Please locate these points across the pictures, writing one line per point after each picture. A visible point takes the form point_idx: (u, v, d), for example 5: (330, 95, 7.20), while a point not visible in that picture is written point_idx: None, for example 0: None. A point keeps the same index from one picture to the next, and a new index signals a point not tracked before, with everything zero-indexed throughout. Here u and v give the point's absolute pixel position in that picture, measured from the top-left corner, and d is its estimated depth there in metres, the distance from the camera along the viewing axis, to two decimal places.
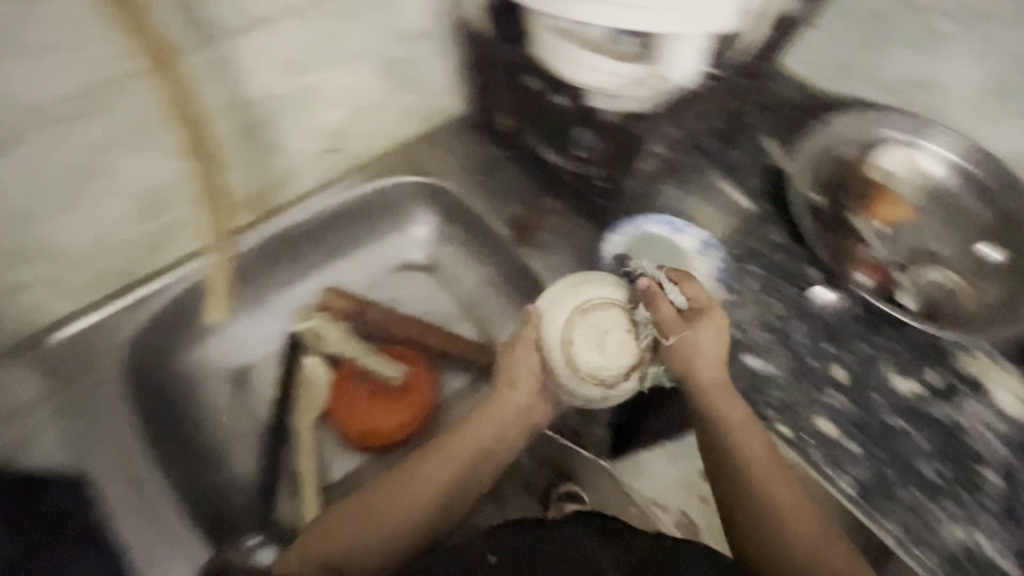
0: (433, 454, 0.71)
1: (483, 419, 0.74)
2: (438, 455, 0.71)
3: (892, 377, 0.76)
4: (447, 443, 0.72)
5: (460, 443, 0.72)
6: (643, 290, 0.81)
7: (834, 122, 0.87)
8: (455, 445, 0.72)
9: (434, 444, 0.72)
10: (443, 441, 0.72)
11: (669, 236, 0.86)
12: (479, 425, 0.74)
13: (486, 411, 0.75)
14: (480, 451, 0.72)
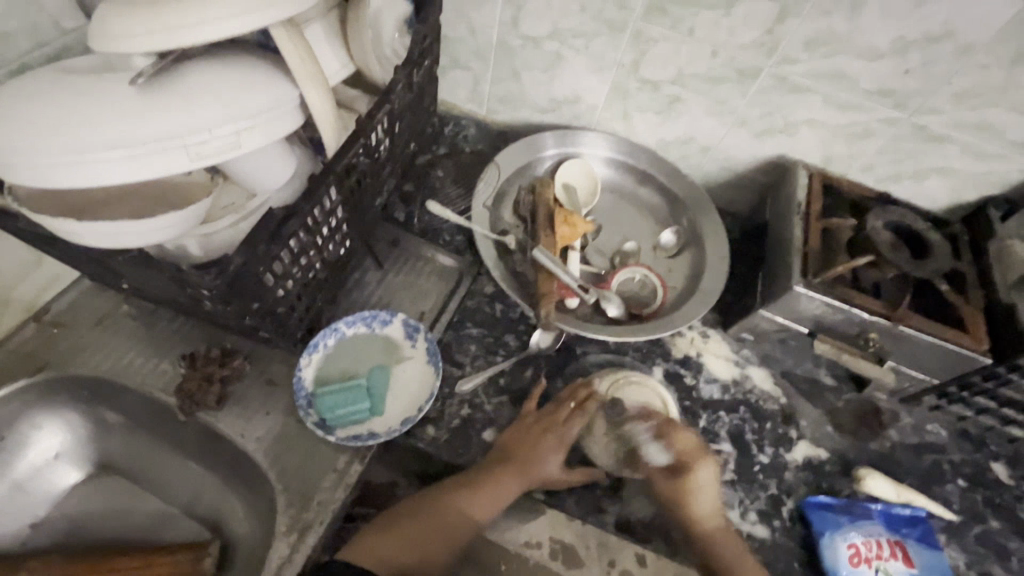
0: (402, 523, 0.56)
1: (520, 442, 0.61)
2: (420, 515, 0.56)
3: (827, 386, 0.74)
4: (417, 514, 0.57)
5: (441, 510, 0.56)
6: (364, 407, 0.61)
7: (543, 136, 0.85)
8: (433, 513, 0.56)
9: (392, 517, 0.56)
10: (402, 520, 0.56)
11: (674, 282, 0.79)
12: (484, 497, 0.57)
13: (524, 435, 0.62)
14: (471, 526, 0.56)
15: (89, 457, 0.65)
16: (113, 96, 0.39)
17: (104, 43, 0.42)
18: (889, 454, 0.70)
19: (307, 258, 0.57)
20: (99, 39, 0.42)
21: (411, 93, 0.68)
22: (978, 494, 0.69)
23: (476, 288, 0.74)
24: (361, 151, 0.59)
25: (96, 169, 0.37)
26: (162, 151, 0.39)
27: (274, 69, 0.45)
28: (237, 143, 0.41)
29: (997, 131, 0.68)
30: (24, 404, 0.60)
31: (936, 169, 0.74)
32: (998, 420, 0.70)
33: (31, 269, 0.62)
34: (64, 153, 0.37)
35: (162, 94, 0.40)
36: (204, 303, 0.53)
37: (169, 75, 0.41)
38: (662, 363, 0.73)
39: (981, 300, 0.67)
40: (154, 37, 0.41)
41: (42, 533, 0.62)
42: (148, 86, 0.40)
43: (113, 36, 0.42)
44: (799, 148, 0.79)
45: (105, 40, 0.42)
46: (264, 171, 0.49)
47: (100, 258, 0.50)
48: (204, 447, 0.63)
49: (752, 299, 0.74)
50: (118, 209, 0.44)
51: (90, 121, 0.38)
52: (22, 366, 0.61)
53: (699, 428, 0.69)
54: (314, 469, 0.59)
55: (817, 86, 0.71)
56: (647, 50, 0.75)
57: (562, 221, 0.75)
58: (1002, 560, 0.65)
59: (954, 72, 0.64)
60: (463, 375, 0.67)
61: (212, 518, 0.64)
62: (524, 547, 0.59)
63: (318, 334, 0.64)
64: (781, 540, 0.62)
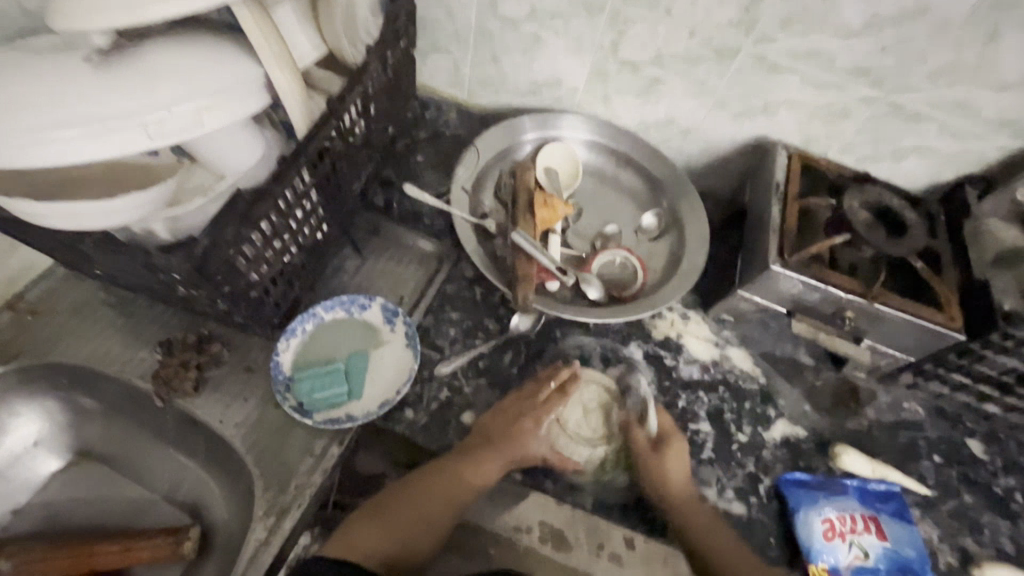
0: (387, 511, 0.55)
1: (499, 425, 0.61)
2: (404, 500, 0.56)
3: (806, 365, 0.75)
4: (400, 500, 0.56)
5: (423, 497, 0.56)
6: (342, 391, 0.61)
7: (524, 119, 0.84)
8: (418, 500, 0.56)
9: (375, 504, 0.56)
10: (385, 506, 0.55)
11: (656, 264, 0.79)
12: (465, 483, 0.57)
13: (502, 418, 0.62)
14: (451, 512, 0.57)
15: (68, 445, 0.65)
16: (69, 74, 0.39)
17: (62, 22, 0.41)
18: (866, 431, 0.71)
19: (281, 242, 0.57)
20: (56, 18, 0.41)
21: (386, 75, 0.67)
22: (953, 470, 0.70)
23: (456, 272, 0.74)
24: (334, 133, 0.58)
25: (54, 148, 0.37)
26: (121, 130, 0.38)
27: (237, 48, 0.45)
28: (198, 122, 0.41)
29: (972, 109, 0.68)
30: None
31: (914, 148, 0.74)
32: (974, 397, 0.71)
33: (3, 256, 0.61)
34: (21, 132, 0.36)
35: (121, 73, 0.39)
36: (176, 288, 0.53)
37: (129, 55, 0.41)
38: (642, 345, 0.73)
39: (957, 277, 0.68)
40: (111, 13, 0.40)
41: (23, 520, 0.63)
42: (107, 66, 0.39)
43: (69, 14, 0.41)
44: (779, 129, 0.79)
45: (62, 19, 0.41)
46: (232, 152, 0.49)
47: (68, 243, 0.50)
48: (182, 434, 0.63)
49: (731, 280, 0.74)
50: (82, 191, 0.44)
51: (46, 100, 0.37)
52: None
53: (678, 407, 0.69)
54: (293, 453, 0.59)
55: (794, 66, 0.71)
56: (625, 31, 0.75)
57: (542, 204, 0.74)
58: (974, 533, 0.66)
59: (929, 49, 0.64)
60: (443, 358, 0.67)
61: (193, 503, 0.64)
62: (514, 532, 0.59)
63: (296, 319, 0.64)
64: (757, 515, 0.63)
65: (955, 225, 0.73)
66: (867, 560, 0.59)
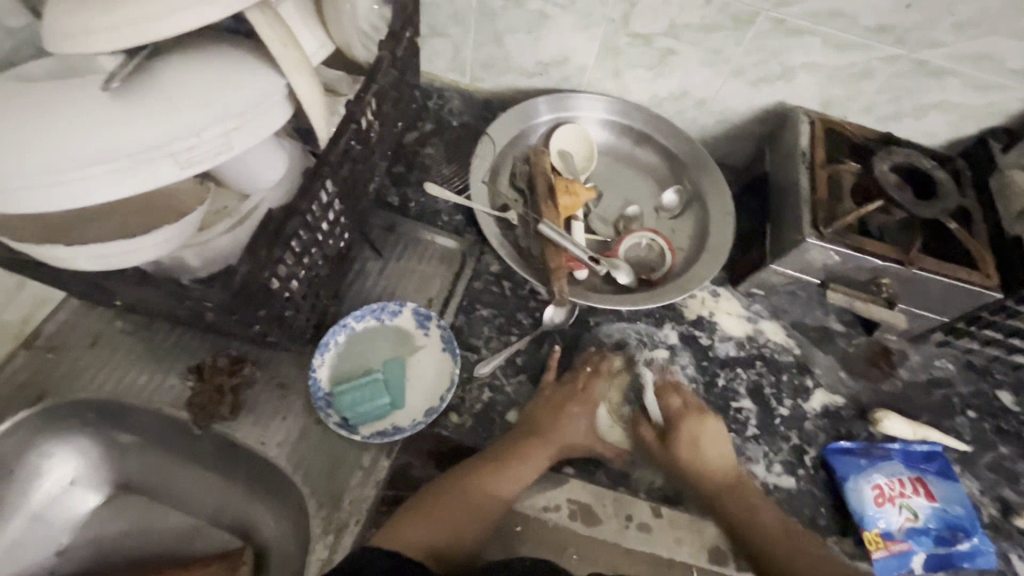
0: (434, 503, 0.54)
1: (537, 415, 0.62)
2: (453, 493, 0.55)
3: (838, 332, 0.75)
4: (445, 490, 0.56)
5: (465, 489, 0.56)
6: (386, 402, 0.60)
7: (534, 101, 0.81)
8: (467, 492, 0.55)
9: (422, 498, 0.55)
10: (437, 500, 0.55)
11: (682, 242, 0.78)
12: (508, 472, 0.57)
13: (539, 407, 0.62)
14: (499, 501, 0.56)
15: (105, 480, 0.64)
16: (84, 103, 0.35)
17: (64, 44, 0.37)
18: (902, 393, 0.72)
19: (309, 257, 0.55)
20: (56, 41, 0.38)
21: (395, 69, 0.64)
22: (987, 423, 0.71)
23: (482, 268, 0.72)
24: (352, 137, 0.55)
25: (82, 188, 0.35)
26: (150, 163, 0.36)
27: (255, 59, 0.41)
28: (227, 145, 0.38)
29: (997, 61, 0.66)
30: (32, 436, 0.58)
31: (935, 104, 0.73)
32: (1004, 350, 0.71)
33: (13, 294, 0.59)
34: (47, 174, 0.34)
35: (141, 98, 0.36)
36: (208, 315, 0.51)
37: (146, 77, 0.38)
38: (676, 326, 0.72)
39: (987, 235, 0.67)
40: (118, 33, 0.37)
41: (69, 560, 0.62)
42: (124, 92, 0.37)
43: (71, 37, 0.37)
44: (797, 93, 0.77)
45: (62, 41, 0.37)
46: (256, 168, 0.46)
47: (90, 280, 0.47)
48: (224, 458, 0.61)
49: (761, 253, 0.73)
50: (105, 225, 0.41)
51: (67, 136, 0.34)
52: (18, 397, 0.58)
53: (718, 386, 0.69)
54: (341, 468, 0.58)
55: (815, 28, 0.69)
56: (636, 2, 0.71)
57: (564, 191, 0.72)
58: (1012, 482, 0.67)
59: (955, 2, 0.62)
60: (480, 358, 0.66)
61: (243, 525, 0.63)
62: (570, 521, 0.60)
63: (327, 332, 0.62)
64: (806, 487, 0.64)
65: (980, 180, 0.72)
66: (918, 520, 0.61)
